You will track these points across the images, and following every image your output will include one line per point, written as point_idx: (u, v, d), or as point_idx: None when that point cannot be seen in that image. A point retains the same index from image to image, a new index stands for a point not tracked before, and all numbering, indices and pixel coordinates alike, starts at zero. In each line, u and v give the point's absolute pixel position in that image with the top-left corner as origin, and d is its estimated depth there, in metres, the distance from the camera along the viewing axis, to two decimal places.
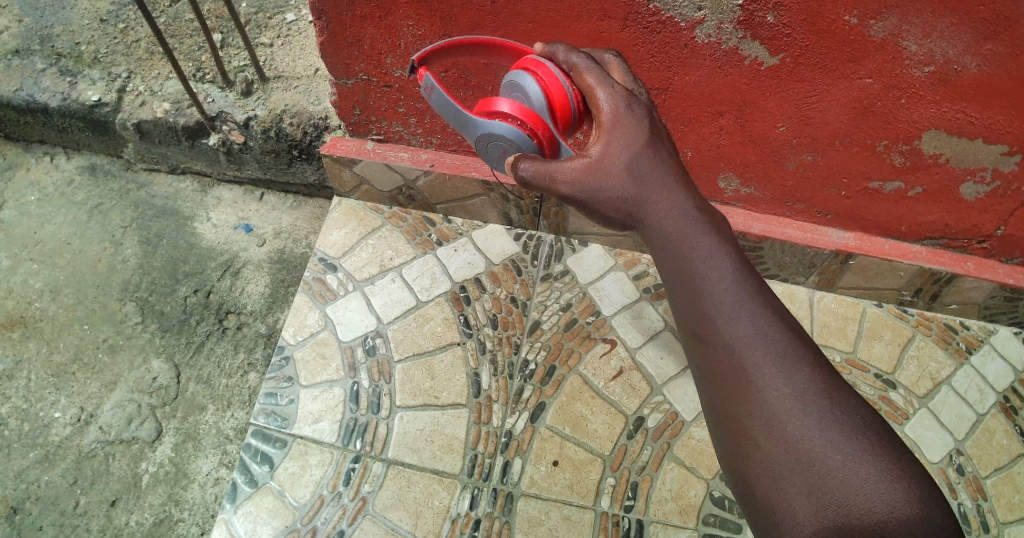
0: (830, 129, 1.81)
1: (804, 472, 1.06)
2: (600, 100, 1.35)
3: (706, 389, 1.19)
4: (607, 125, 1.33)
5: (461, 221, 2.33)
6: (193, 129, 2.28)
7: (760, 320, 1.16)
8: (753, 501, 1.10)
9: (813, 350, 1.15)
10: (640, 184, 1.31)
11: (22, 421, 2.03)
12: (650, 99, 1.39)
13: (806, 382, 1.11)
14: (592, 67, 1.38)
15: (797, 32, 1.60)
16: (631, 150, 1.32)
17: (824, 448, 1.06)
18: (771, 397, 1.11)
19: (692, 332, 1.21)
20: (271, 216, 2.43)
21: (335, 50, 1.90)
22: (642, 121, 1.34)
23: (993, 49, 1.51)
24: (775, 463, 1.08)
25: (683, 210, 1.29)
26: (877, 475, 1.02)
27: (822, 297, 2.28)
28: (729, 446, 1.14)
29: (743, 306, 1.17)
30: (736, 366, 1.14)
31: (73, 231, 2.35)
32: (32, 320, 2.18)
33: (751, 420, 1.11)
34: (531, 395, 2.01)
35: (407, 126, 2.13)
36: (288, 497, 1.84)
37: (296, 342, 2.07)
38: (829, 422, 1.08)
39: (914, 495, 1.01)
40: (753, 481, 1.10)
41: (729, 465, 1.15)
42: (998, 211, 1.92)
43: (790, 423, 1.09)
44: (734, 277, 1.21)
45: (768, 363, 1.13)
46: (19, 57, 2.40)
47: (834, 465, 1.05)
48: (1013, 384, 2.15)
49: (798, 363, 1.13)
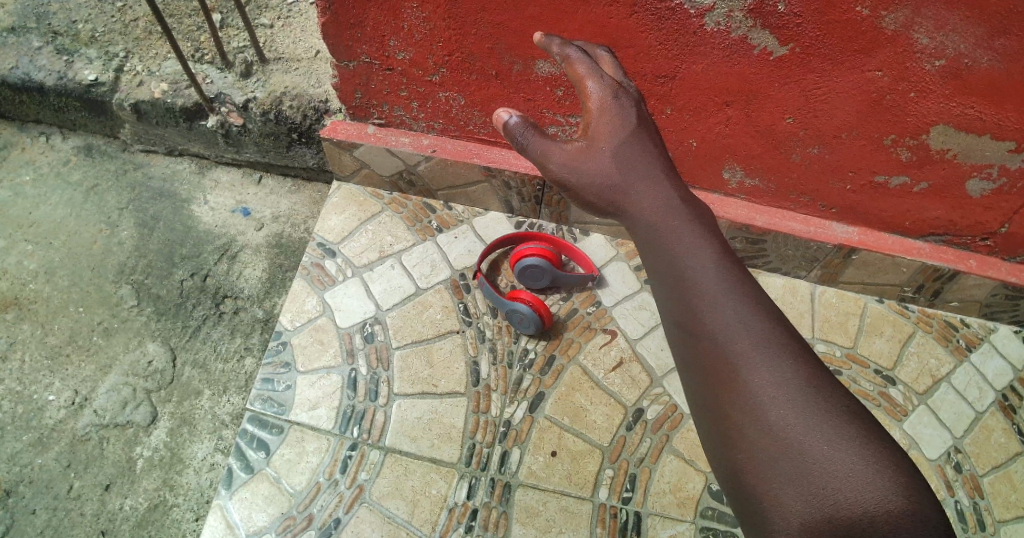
0: (838, 122, 1.78)
1: (791, 462, 0.96)
2: (589, 89, 1.33)
3: (688, 381, 1.09)
4: (593, 114, 1.31)
5: (462, 208, 2.31)
6: (191, 111, 2.25)
7: (744, 305, 1.07)
8: (740, 497, 1.01)
9: (799, 338, 1.07)
10: (624, 169, 1.26)
11: (15, 403, 2.01)
12: (638, 92, 1.37)
13: (792, 370, 1.02)
14: (584, 59, 1.38)
15: (808, 22, 1.57)
16: (618, 137, 1.29)
17: (810, 436, 0.97)
18: (756, 385, 1.02)
19: (672, 318, 1.11)
20: (269, 200, 2.40)
21: (337, 31, 1.87)
22: (629, 111, 1.32)
23: (1006, 44, 1.49)
24: (760, 454, 0.99)
25: (665, 195, 1.23)
26: (864, 463, 0.94)
27: (824, 291, 2.27)
28: (713, 440, 1.05)
29: (726, 290, 1.09)
30: (718, 354, 1.05)
31: (68, 213, 2.32)
32: (26, 301, 2.16)
33: (733, 409, 1.02)
34: (530, 385, 1.99)
35: (409, 111, 2.10)
36: (284, 484, 1.83)
37: (294, 328, 2.06)
38: (815, 408, 0.99)
39: (903, 484, 0.92)
40: (738, 474, 1.00)
41: (715, 460, 1.05)
42: (1003, 208, 1.90)
43: (775, 410, 1.00)
44: (717, 260, 1.12)
45: (751, 350, 1.04)
46: (14, 34, 2.36)
47: (821, 453, 0.96)
48: (1012, 382, 2.14)
49: (783, 351, 1.04)
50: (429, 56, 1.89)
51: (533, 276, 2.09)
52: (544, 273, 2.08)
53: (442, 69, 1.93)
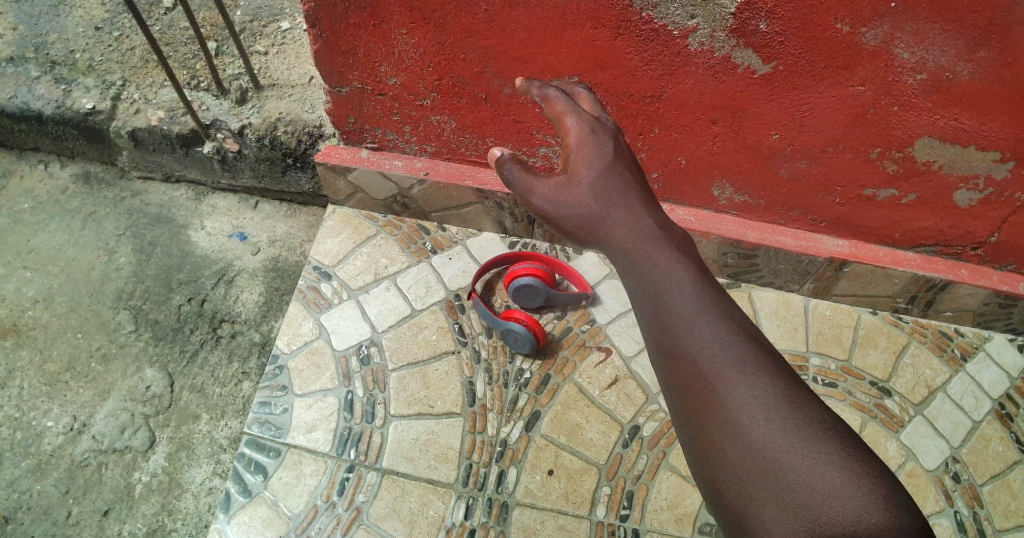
0: (824, 136, 1.81)
1: (771, 476, 0.97)
2: (568, 125, 1.37)
3: (672, 403, 1.10)
4: (572, 147, 1.35)
5: (455, 229, 2.34)
6: (187, 138, 2.28)
7: (722, 329, 1.09)
8: (725, 515, 1.01)
9: (775, 358, 1.09)
10: (603, 200, 1.29)
11: (14, 429, 2.02)
12: (616, 126, 1.41)
13: (769, 389, 1.04)
14: (562, 97, 1.42)
15: (789, 40, 1.60)
16: (597, 168, 1.32)
17: (788, 451, 0.98)
18: (736, 405, 1.03)
19: (654, 343, 1.13)
20: (265, 225, 2.43)
21: (330, 58, 1.90)
22: (607, 143, 1.35)
23: (986, 55, 1.52)
24: (743, 473, 0.99)
25: (642, 223, 1.25)
26: (842, 477, 0.95)
27: (817, 305, 2.29)
28: (696, 460, 1.05)
29: (704, 313, 1.10)
30: (699, 375, 1.06)
31: (66, 239, 2.35)
32: (25, 328, 2.17)
33: (715, 430, 1.03)
34: (526, 404, 2.01)
35: (401, 135, 2.13)
36: (282, 507, 1.83)
37: (290, 351, 2.07)
38: (794, 426, 1.00)
39: (881, 495, 0.93)
40: (722, 493, 1.01)
41: (702, 481, 1.05)
42: (992, 217, 1.92)
43: (754, 429, 1.01)
44: (694, 284, 1.14)
45: (729, 372, 1.05)
46: (13, 64, 2.40)
47: (801, 468, 0.97)
48: (1008, 390, 2.16)
49: (761, 371, 1.05)
50: (420, 81, 1.93)
51: (527, 296, 2.11)
52: (541, 298, 2.11)
53: (433, 93, 1.96)
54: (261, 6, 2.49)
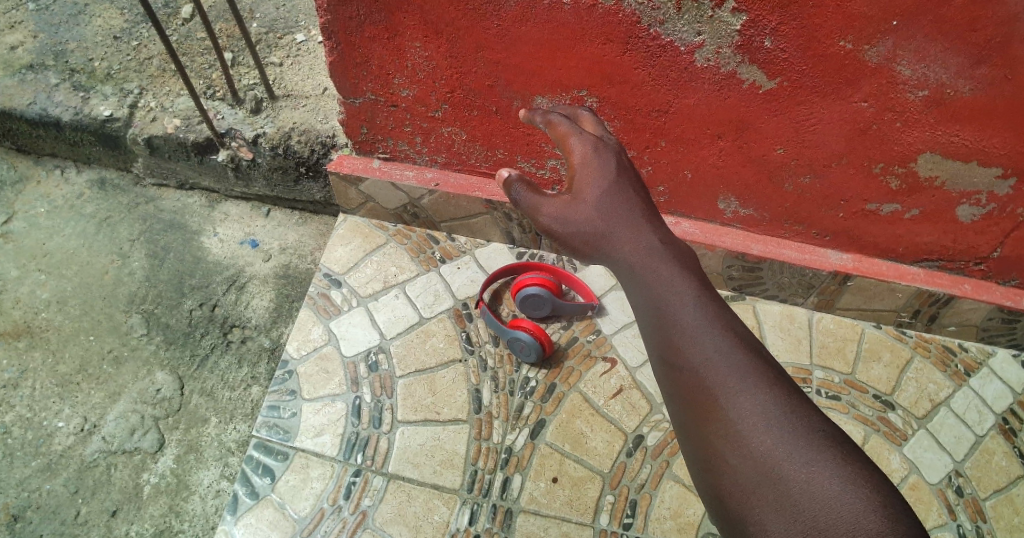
0: (827, 151, 1.84)
1: (771, 483, 1.00)
2: (572, 145, 1.42)
3: (676, 415, 1.12)
4: (576, 167, 1.39)
5: (464, 239, 2.38)
6: (203, 146, 2.32)
7: (723, 340, 1.11)
8: (727, 522, 1.03)
9: (775, 368, 1.11)
10: (607, 217, 1.32)
11: (25, 429, 2.05)
12: (620, 144, 1.45)
13: (769, 398, 1.06)
14: (565, 119, 1.47)
15: (793, 56, 1.63)
16: (602, 185, 1.35)
17: (787, 459, 1.00)
18: (736, 414, 1.05)
19: (657, 355, 1.15)
20: (276, 232, 2.46)
21: (344, 70, 1.94)
22: (610, 162, 1.39)
23: (987, 73, 1.55)
24: (744, 481, 1.01)
25: (646, 239, 1.28)
26: (840, 485, 0.97)
27: (821, 318, 2.31)
28: (698, 469, 1.08)
29: (706, 325, 1.13)
30: (701, 385, 1.09)
31: (80, 243, 2.39)
32: (38, 329, 2.21)
33: (717, 439, 1.05)
34: (531, 412, 2.03)
35: (412, 145, 2.17)
36: (289, 510, 1.86)
37: (299, 357, 2.10)
38: (794, 434, 1.03)
39: (878, 502, 0.95)
40: (723, 500, 1.03)
41: (706, 489, 1.07)
42: (995, 233, 1.94)
43: (755, 437, 1.03)
44: (696, 297, 1.17)
45: (730, 382, 1.07)
46: (33, 72, 2.45)
47: (799, 477, 0.99)
48: (1012, 405, 2.17)
49: (762, 382, 1.08)
50: (432, 93, 1.97)
51: (535, 305, 2.14)
52: (546, 309, 2.15)
53: (444, 105, 1.99)
54: (276, 19, 2.55)
